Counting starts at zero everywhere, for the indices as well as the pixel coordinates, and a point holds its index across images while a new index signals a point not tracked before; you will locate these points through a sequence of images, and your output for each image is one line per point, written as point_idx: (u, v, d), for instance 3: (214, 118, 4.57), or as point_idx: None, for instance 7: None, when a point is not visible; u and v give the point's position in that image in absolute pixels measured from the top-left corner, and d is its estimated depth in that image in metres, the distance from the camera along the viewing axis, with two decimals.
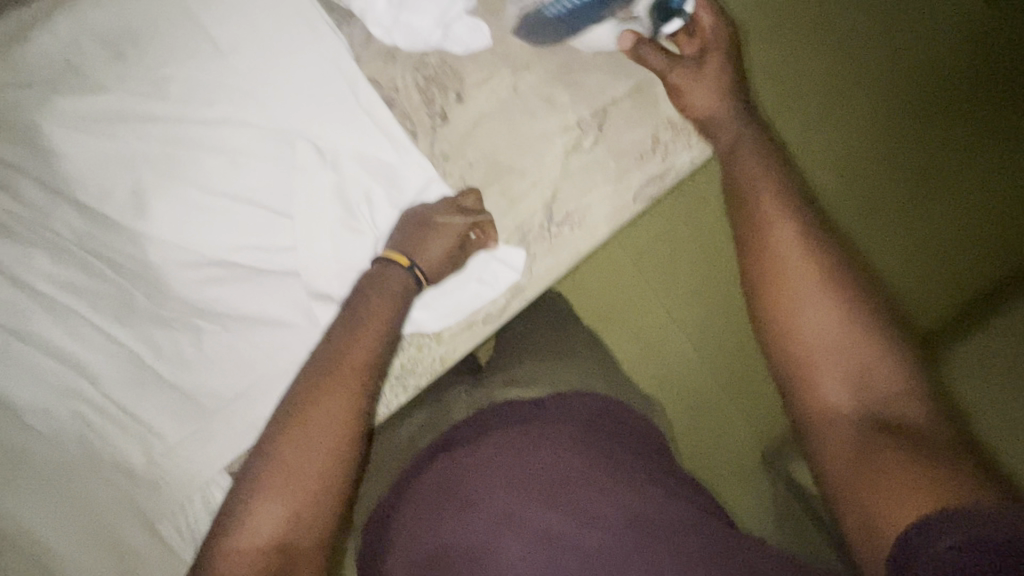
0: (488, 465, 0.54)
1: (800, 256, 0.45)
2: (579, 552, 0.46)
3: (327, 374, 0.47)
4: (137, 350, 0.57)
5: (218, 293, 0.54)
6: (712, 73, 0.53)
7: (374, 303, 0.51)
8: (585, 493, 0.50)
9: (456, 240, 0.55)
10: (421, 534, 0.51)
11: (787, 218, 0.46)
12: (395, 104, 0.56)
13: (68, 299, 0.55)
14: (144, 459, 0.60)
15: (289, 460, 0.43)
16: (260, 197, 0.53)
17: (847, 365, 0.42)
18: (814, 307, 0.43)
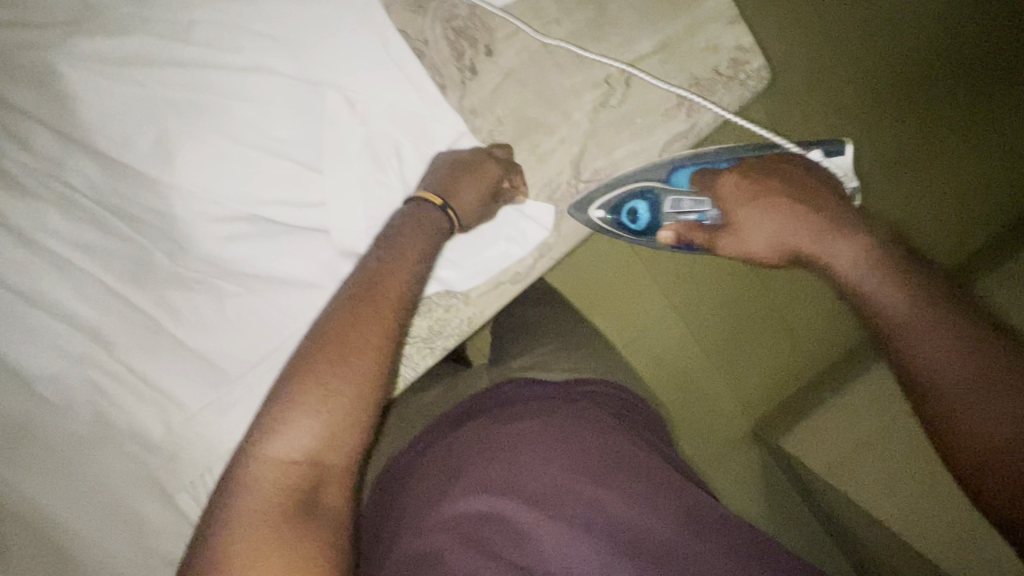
0: (538, 440, 0.45)
1: (876, 275, 0.39)
2: (632, 529, 0.40)
3: (358, 298, 0.42)
4: (153, 314, 0.55)
5: (242, 250, 0.54)
6: (774, 196, 0.46)
7: (408, 231, 0.47)
8: (635, 465, 0.44)
9: (489, 186, 0.53)
10: (451, 505, 0.42)
11: (846, 233, 0.41)
12: (425, 56, 0.55)
13: (81, 258, 0.53)
14: (163, 429, 0.57)
15: (321, 372, 0.38)
16: (288, 149, 0.52)
17: (986, 401, 0.34)
18: (919, 334, 0.36)
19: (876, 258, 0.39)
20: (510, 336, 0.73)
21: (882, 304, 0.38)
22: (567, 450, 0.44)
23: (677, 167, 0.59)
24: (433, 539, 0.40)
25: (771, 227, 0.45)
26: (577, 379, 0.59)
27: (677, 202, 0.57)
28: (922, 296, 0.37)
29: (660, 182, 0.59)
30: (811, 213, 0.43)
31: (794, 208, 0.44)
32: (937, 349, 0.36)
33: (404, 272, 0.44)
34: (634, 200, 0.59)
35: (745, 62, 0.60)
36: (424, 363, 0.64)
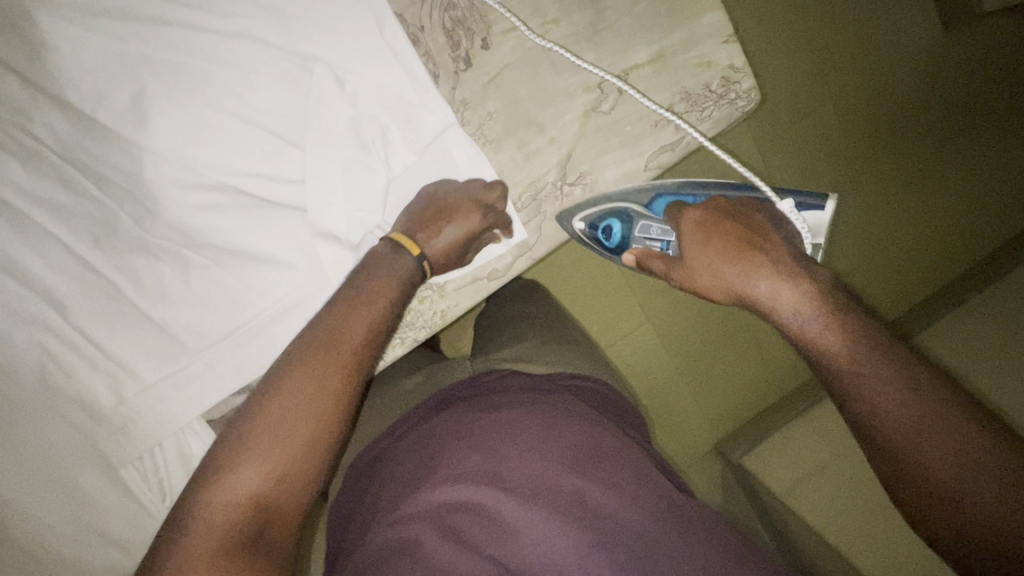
0: (517, 430, 0.45)
1: (817, 314, 0.41)
2: (607, 525, 0.40)
3: (317, 344, 0.44)
4: (114, 280, 0.53)
5: (217, 222, 0.52)
6: (726, 237, 0.48)
7: (373, 276, 0.49)
8: (612, 460, 0.44)
9: (465, 237, 0.55)
10: (425, 494, 0.41)
11: (779, 279, 0.44)
12: (420, 43, 0.54)
13: (39, 215, 0.50)
14: (114, 399, 0.55)
15: (273, 416, 0.40)
16: (273, 124, 0.51)
17: (936, 430, 0.35)
18: (863, 369, 0.38)
19: (818, 296, 0.42)
20: (485, 332, 0.73)
21: (827, 343, 0.40)
22: (545, 441, 0.44)
23: (660, 194, 0.61)
24: (406, 528, 0.40)
25: (716, 265, 0.48)
26: (554, 373, 0.59)
27: (649, 229, 0.60)
28: (867, 330, 0.39)
29: (639, 207, 0.61)
30: (751, 253, 0.46)
31: (748, 252, 0.46)
32: (880, 383, 0.37)
33: (373, 310, 0.47)
34: (608, 217, 0.62)
35: (736, 82, 0.61)
36: (393, 352, 0.63)
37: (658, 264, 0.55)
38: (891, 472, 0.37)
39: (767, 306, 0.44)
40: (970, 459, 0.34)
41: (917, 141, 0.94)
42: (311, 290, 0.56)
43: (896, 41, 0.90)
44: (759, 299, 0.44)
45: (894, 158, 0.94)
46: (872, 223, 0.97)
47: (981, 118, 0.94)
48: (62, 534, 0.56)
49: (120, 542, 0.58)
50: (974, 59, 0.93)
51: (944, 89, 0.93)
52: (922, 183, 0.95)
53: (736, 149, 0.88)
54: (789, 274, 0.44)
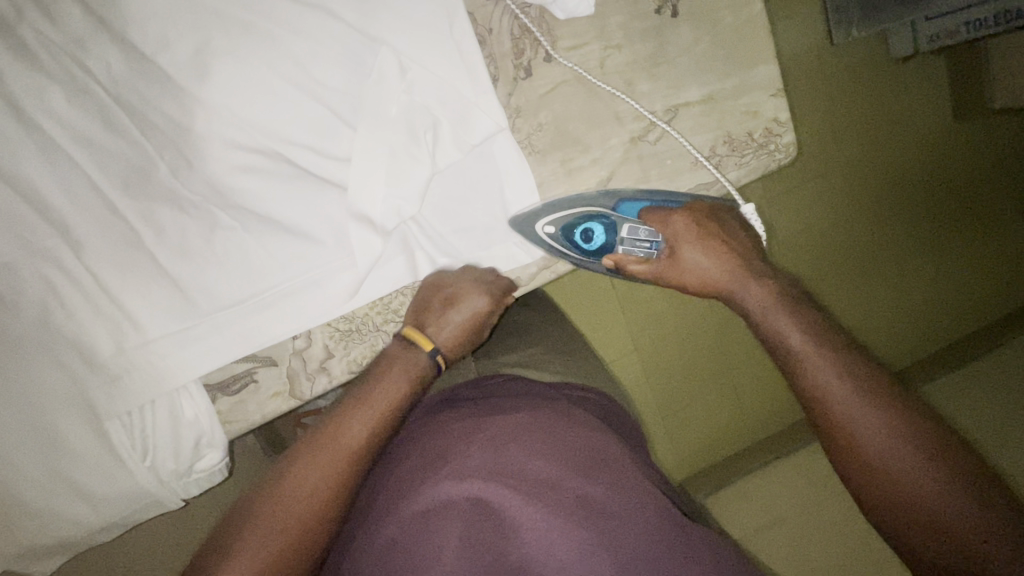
0: (523, 431, 0.45)
1: (794, 330, 0.46)
2: (614, 523, 0.40)
3: (321, 444, 0.47)
4: (135, 227, 0.51)
5: (254, 187, 0.51)
6: (712, 242, 0.55)
7: (385, 379, 0.52)
8: (616, 464, 0.44)
9: (475, 318, 0.57)
10: (432, 488, 0.41)
11: (766, 301, 0.50)
12: (486, 45, 0.54)
13: (71, 148, 0.49)
14: (113, 348, 0.53)
15: (271, 516, 0.43)
16: (329, 98, 0.50)
17: (882, 430, 0.40)
18: (832, 382, 0.43)
19: (791, 314, 0.48)
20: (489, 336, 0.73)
21: (792, 341, 0.46)
22: (552, 441, 0.44)
23: (624, 199, 0.59)
24: (420, 519, 0.40)
25: (704, 266, 0.54)
26: (561, 383, 0.59)
27: (636, 232, 0.58)
28: (841, 345, 0.45)
29: (614, 211, 0.59)
30: (738, 271, 0.53)
31: (729, 257, 0.54)
32: (848, 392, 0.42)
33: (375, 421, 0.49)
34: (588, 221, 0.58)
35: (778, 135, 0.63)
36: None
37: (642, 264, 0.57)
38: (859, 475, 0.41)
39: (751, 310, 0.51)
40: (931, 468, 0.39)
41: (926, 213, 0.98)
42: (335, 269, 0.56)
43: (918, 119, 0.95)
44: (739, 296, 0.52)
45: (904, 227, 0.98)
46: (875, 290, 0.99)
47: (985, 199, 0.99)
48: (31, 479, 0.54)
49: (89, 496, 0.56)
50: (986, 145, 0.98)
51: (955, 169, 0.97)
52: (925, 254, 0.99)
53: (758, 197, 0.90)
54: (764, 282, 0.52)
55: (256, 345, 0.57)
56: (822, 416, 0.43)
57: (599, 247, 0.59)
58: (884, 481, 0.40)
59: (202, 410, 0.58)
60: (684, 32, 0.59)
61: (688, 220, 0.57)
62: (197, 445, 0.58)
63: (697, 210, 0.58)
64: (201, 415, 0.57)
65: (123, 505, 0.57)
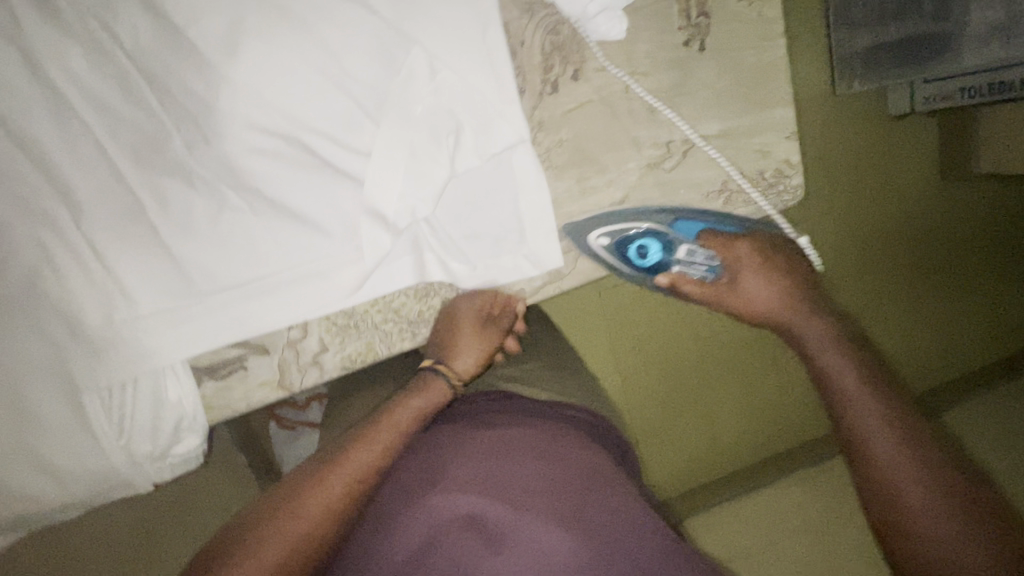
0: (523, 452, 0.46)
1: (845, 361, 0.47)
2: (608, 548, 0.40)
3: (324, 468, 0.45)
4: (140, 197, 0.50)
5: (270, 172, 0.50)
6: (771, 268, 0.56)
7: (402, 406, 0.52)
8: (610, 485, 0.45)
9: (477, 324, 0.60)
10: (431, 508, 0.42)
11: (818, 326, 0.51)
12: (517, 56, 0.55)
13: (86, 110, 0.47)
14: (102, 320, 0.51)
15: (269, 537, 0.41)
16: (356, 91, 0.50)
17: (918, 472, 0.40)
18: (871, 416, 0.43)
19: (840, 342, 0.49)
20: None
21: (841, 370, 0.46)
22: (549, 460, 0.45)
23: (682, 217, 0.61)
24: (420, 532, 0.41)
25: (761, 289, 0.55)
26: (561, 402, 0.59)
27: (694, 253, 0.60)
28: (885, 380, 0.45)
29: (669, 228, 0.61)
30: (795, 295, 0.54)
31: (791, 286, 0.55)
32: (888, 427, 0.42)
33: (386, 435, 0.48)
34: (645, 237, 0.61)
35: (787, 177, 0.65)
36: (400, 345, 0.61)
37: (696, 286, 0.58)
38: (884, 512, 0.41)
39: (804, 339, 0.51)
40: (955, 513, 0.39)
41: (951, 252, 1.03)
42: (340, 262, 0.55)
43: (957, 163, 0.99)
44: (796, 326, 0.52)
45: (929, 263, 1.02)
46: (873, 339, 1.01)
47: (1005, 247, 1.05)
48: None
49: (57, 471, 0.54)
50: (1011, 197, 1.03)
51: (983, 214, 1.03)
52: (946, 290, 1.04)
53: None
54: (823, 317, 0.51)
55: (251, 330, 0.56)
56: (856, 445, 0.43)
57: (654, 264, 0.61)
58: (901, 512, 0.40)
59: (186, 392, 0.56)
60: (709, 66, 0.60)
61: (752, 247, 0.58)
62: (177, 429, 0.56)
63: (757, 236, 0.59)
64: (184, 398, 0.56)
65: (92, 483, 0.55)
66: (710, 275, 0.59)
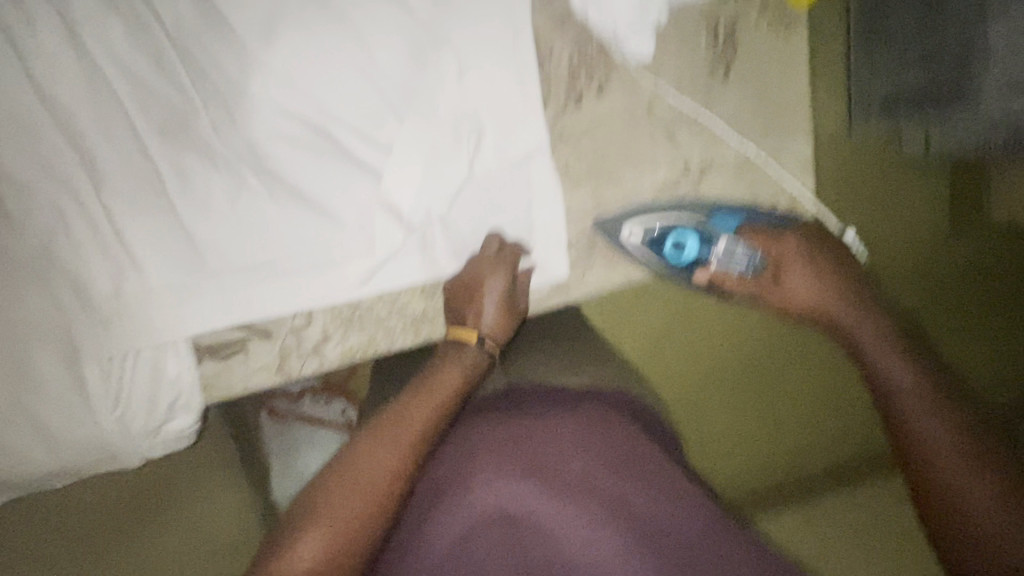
0: (568, 436, 0.47)
1: (901, 369, 0.54)
2: (659, 524, 0.43)
3: (381, 431, 0.48)
4: (161, 171, 0.50)
5: (291, 158, 0.51)
6: (826, 268, 0.60)
7: (444, 369, 0.53)
8: (655, 468, 0.47)
9: (502, 289, 0.56)
10: (482, 494, 0.44)
11: (877, 333, 0.57)
12: (545, 67, 0.55)
13: (119, 81, 0.48)
14: (110, 290, 0.52)
15: (343, 495, 0.44)
16: (385, 86, 0.50)
17: (961, 466, 0.47)
18: (919, 417, 0.51)
19: (894, 351, 0.55)
20: None
21: (898, 378, 0.53)
22: (592, 443, 0.47)
23: (719, 211, 0.61)
24: (462, 522, 0.43)
25: (817, 290, 0.60)
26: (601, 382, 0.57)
27: (734, 248, 0.61)
28: (938, 387, 0.52)
29: (706, 223, 0.61)
30: (854, 299, 0.59)
31: (845, 289, 0.59)
32: (940, 425, 0.50)
33: (437, 397, 0.51)
34: (683, 231, 0.61)
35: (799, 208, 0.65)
36: (401, 342, 0.61)
37: (738, 281, 0.62)
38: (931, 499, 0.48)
39: (860, 339, 0.57)
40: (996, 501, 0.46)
41: None
42: (351, 253, 0.55)
43: None
44: (852, 326, 0.58)
45: None
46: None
47: None
48: None
49: (47, 437, 0.53)
50: None
51: None
52: None
53: None
54: (880, 320, 0.58)
55: (256, 313, 0.56)
56: (916, 444, 0.50)
57: (692, 256, 0.61)
58: (948, 495, 0.47)
59: (185, 370, 0.55)
60: (731, 93, 0.60)
61: (806, 242, 0.61)
62: (171, 406, 0.56)
63: (814, 230, 0.62)
64: (183, 375, 0.55)
65: (81, 453, 0.54)
66: (753, 268, 0.61)
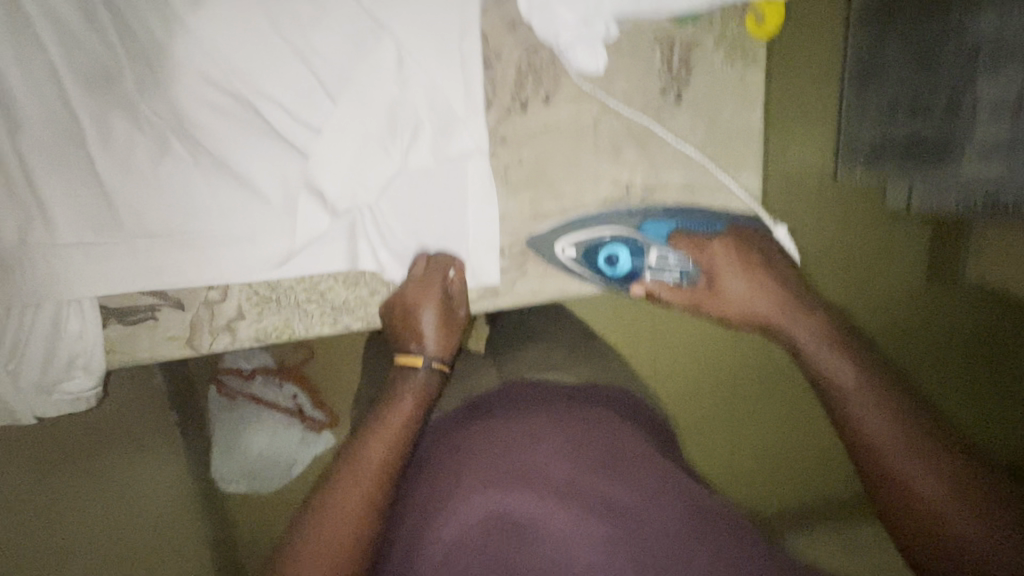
0: (542, 444, 0.49)
1: (843, 364, 0.50)
2: (631, 521, 0.45)
3: (350, 462, 0.49)
4: (82, 127, 0.49)
5: (217, 128, 0.50)
6: (754, 268, 0.58)
7: (404, 390, 0.55)
8: (623, 462, 0.49)
9: (440, 305, 0.58)
10: (462, 505, 0.45)
11: (816, 334, 0.53)
12: (491, 69, 0.55)
13: (44, 28, 0.46)
14: (17, 238, 0.51)
15: (322, 531, 0.45)
16: (320, 68, 0.49)
17: (923, 465, 0.44)
18: (872, 417, 0.46)
19: (838, 348, 0.52)
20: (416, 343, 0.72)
21: (843, 376, 0.49)
22: (570, 449, 0.49)
23: (648, 218, 0.60)
24: (449, 538, 0.44)
25: (748, 292, 0.58)
26: (553, 384, 0.61)
27: (664, 257, 0.60)
28: (885, 379, 0.49)
29: (636, 232, 0.60)
30: (787, 298, 0.56)
31: (771, 287, 0.57)
32: (883, 422, 0.46)
33: (399, 419, 0.52)
34: (613, 242, 0.60)
35: None
36: (319, 329, 0.60)
37: (672, 295, 0.61)
38: (897, 504, 0.44)
39: (796, 337, 0.54)
40: (958, 498, 0.42)
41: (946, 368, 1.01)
42: (273, 231, 0.55)
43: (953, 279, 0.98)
44: (785, 327, 0.55)
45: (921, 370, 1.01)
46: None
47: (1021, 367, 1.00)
48: None
49: None
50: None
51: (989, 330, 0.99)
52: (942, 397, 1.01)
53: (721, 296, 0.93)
54: (810, 313, 0.55)
55: (170, 281, 0.55)
56: (863, 446, 0.46)
57: (626, 270, 0.61)
58: (907, 494, 0.44)
59: (89, 328, 0.55)
60: (682, 118, 0.60)
61: (737, 245, 0.60)
62: (70, 363, 0.55)
63: (736, 230, 0.61)
64: (87, 334, 0.55)
65: None
66: (687, 281, 0.60)
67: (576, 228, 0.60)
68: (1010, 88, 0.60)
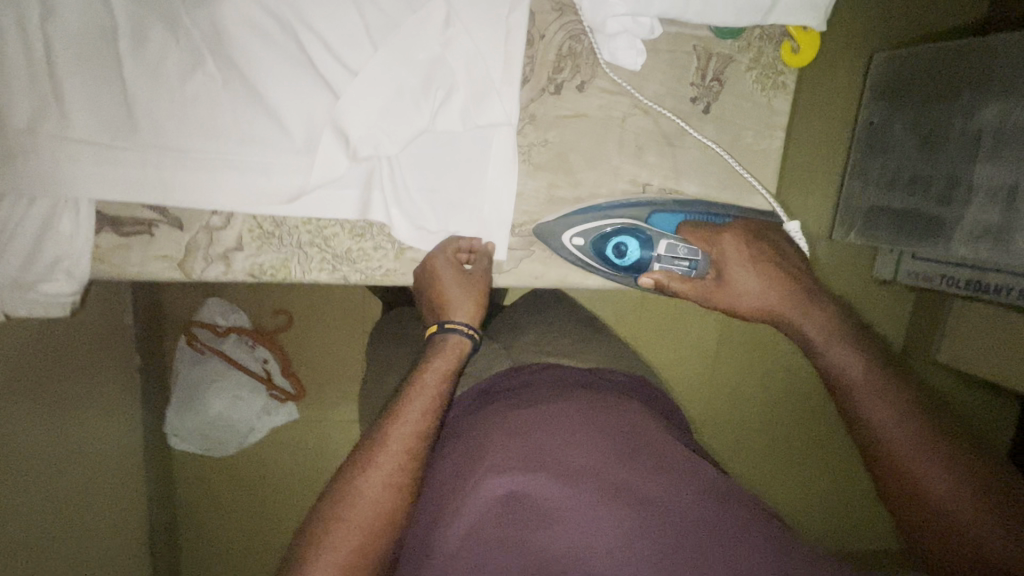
0: (568, 425, 0.48)
1: (870, 385, 0.50)
2: (657, 509, 0.44)
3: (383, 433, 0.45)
4: (114, 25, 0.47)
5: (253, 50, 0.48)
6: (764, 261, 0.59)
7: (435, 362, 0.51)
8: (650, 448, 0.48)
9: (462, 279, 0.57)
10: (488, 479, 0.44)
11: (846, 351, 0.53)
12: (533, 47, 0.56)
13: None
14: (25, 126, 0.49)
15: (352, 505, 0.42)
16: (368, 12, 0.49)
17: (951, 490, 0.44)
18: (899, 442, 0.47)
19: (868, 369, 0.51)
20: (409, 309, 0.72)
21: (870, 397, 0.49)
22: (592, 430, 0.48)
23: (656, 211, 0.61)
24: (474, 513, 0.43)
25: (759, 289, 0.58)
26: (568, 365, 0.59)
27: (675, 248, 0.60)
28: (912, 402, 0.49)
29: (646, 223, 0.61)
30: (812, 309, 0.56)
31: (783, 283, 0.58)
32: (902, 434, 0.47)
33: (432, 390, 0.49)
34: (624, 232, 0.61)
35: None
36: (315, 275, 0.60)
37: (681, 286, 0.60)
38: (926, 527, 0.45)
39: (820, 349, 0.54)
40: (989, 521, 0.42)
41: None
42: (288, 166, 0.54)
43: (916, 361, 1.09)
44: (797, 321, 0.56)
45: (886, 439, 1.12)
46: (823, 455, 1.12)
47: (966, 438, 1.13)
48: None
49: None
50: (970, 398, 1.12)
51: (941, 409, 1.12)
52: None
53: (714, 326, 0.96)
54: (829, 321, 0.55)
55: (175, 199, 0.54)
56: (872, 438, 0.48)
57: (636, 260, 0.61)
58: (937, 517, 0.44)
59: (83, 231, 0.53)
60: (707, 129, 0.61)
61: (745, 238, 0.60)
62: (54, 264, 0.53)
63: (745, 222, 0.62)
64: (77, 237, 0.53)
65: None
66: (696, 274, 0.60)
67: (586, 214, 0.61)
68: (1006, 177, 0.62)
